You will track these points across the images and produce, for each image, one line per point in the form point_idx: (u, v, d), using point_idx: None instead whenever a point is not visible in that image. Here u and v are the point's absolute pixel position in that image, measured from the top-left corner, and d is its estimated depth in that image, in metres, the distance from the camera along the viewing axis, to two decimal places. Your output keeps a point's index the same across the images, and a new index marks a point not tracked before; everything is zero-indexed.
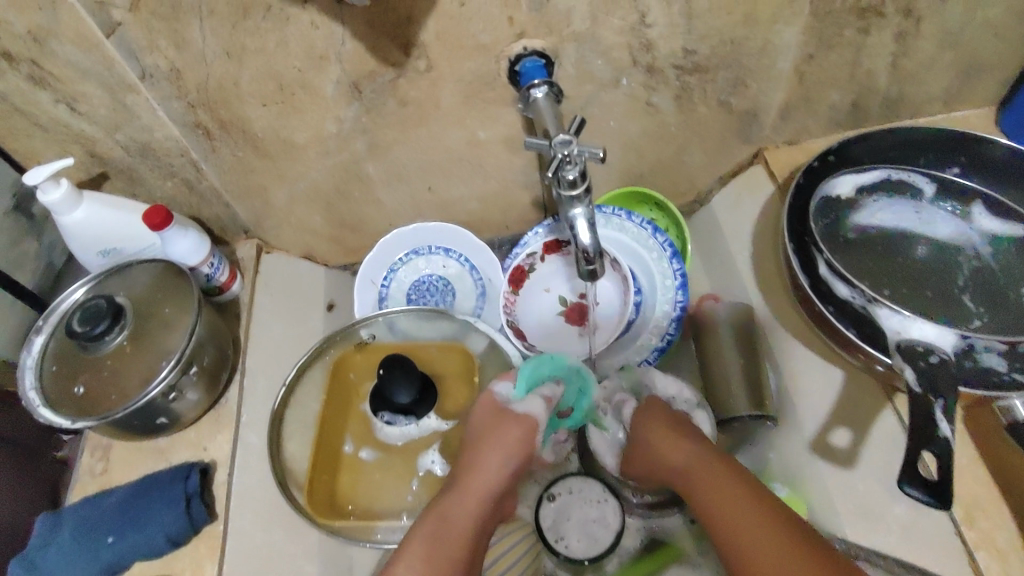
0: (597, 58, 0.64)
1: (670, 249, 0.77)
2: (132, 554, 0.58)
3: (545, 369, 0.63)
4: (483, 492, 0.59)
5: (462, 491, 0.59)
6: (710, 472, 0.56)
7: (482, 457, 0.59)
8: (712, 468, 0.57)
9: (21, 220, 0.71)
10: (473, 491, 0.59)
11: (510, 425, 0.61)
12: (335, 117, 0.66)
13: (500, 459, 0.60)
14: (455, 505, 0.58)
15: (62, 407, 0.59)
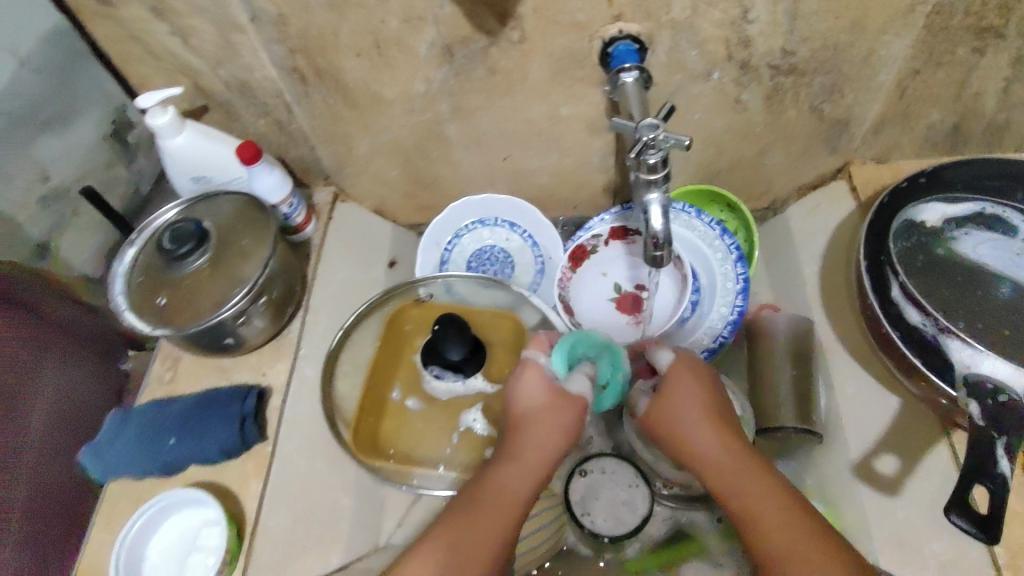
0: (692, 49, 0.64)
1: (736, 252, 0.76)
2: (187, 458, 0.62)
3: (580, 347, 0.60)
4: (536, 464, 0.57)
5: (511, 465, 0.56)
6: (737, 469, 0.54)
7: (533, 428, 0.57)
8: (738, 462, 0.54)
9: None
10: (529, 460, 0.56)
11: (563, 403, 0.57)
12: (425, 77, 0.68)
13: (549, 439, 0.56)
14: (499, 482, 0.55)
15: (144, 315, 0.64)
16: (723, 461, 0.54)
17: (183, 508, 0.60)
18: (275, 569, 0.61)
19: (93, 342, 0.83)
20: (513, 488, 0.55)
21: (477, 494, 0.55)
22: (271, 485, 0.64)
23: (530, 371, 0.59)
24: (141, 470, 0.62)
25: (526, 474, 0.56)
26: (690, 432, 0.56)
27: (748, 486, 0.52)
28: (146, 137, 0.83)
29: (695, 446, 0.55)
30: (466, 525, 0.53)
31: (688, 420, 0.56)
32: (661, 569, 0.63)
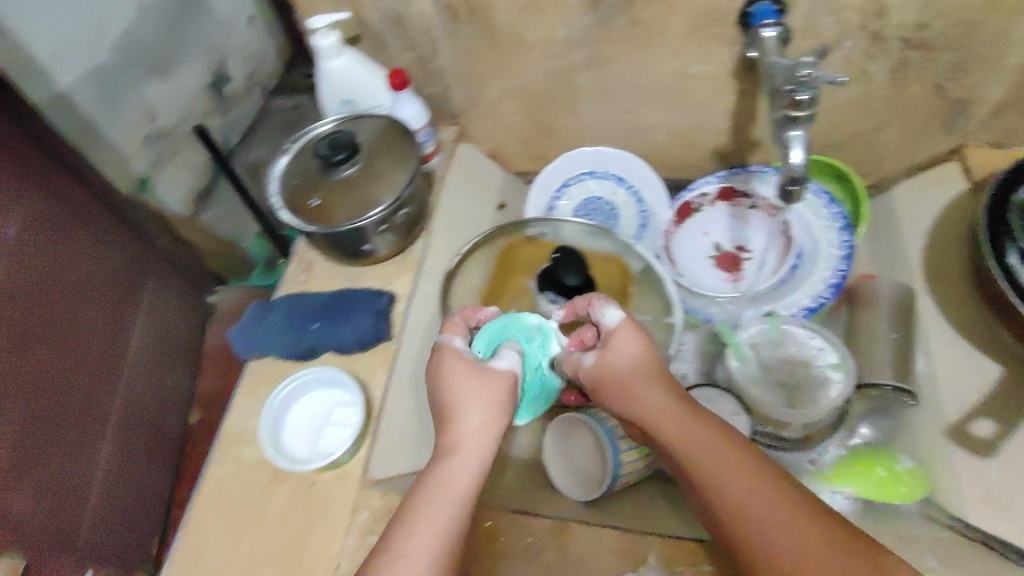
0: (827, 16, 0.67)
1: (842, 221, 0.79)
2: (326, 343, 0.69)
3: (511, 330, 0.67)
4: (483, 451, 0.55)
5: (451, 429, 0.55)
6: (699, 437, 0.52)
7: (476, 407, 0.56)
8: (692, 418, 0.54)
9: None
10: (475, 450, 0.54)
11: (491, 377, 0.58)
12: (568, 24, 0.73)
13: (486, 410, 0.56)
14: (459, 450, 0.54)
15: (298, 213, 0.71)
16: (667, 417, 0.55)
17: (317, 386, 0.67)
18: (392, 455, 0.65)
19: (195, 280, 1.33)
20: (458, 461, 0.53)
21: (434, 478, 0.52)
22: (394, 379, 0.68)
23: (452, 358, 0.59)
24: (284, 350, 0.69)
25: (472, 466, 0.53)
26: (631, 388, 0.58)
27: (710, 452, 0.51)
28: (240, 89, 1.15)
29: (641, 398, 0.57)
30: (414, 523, 0.49)
31: (636, 379, 0.58)
32: None
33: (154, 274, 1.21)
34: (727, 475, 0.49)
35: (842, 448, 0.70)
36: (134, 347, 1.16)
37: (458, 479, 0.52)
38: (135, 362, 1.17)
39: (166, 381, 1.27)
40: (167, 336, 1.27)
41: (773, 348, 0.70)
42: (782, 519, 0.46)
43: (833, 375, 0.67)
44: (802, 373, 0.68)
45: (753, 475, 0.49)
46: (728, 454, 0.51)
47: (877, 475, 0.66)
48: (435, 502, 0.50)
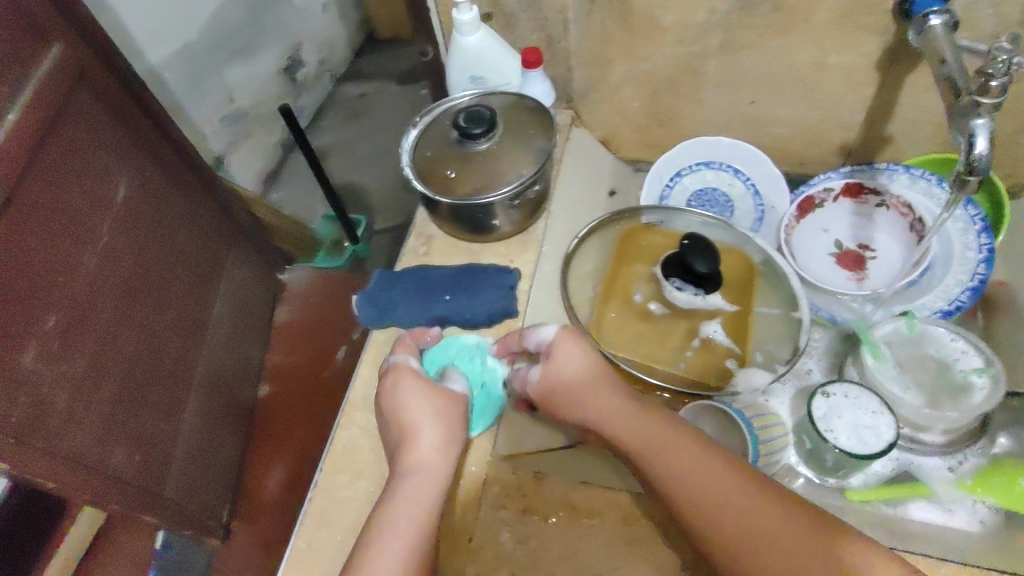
0: (988, 10, 0.66)
1: (982, 223, 0.75)
2: (456, 315, 0.69)
3: (450, 350, 0.67)
4: (444, 465, 0.56)
5: (410, 443, 0.56)
6: (650, 438, 0.56)
7: (430, 426, 0.56)
8: (656, 426, 0.56)
9: None
10: (434, 468, 0.55)
11: (446, 396, 0.59)
12: (709, 8, 0.72)
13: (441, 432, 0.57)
14: (419, 459, 0.55)
15: (432, 184, 0.71)
16: (642, 438, 0.56)
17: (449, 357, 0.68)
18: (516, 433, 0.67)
19: (267, 259, 1.40)
20: (420, 467, 0.55)
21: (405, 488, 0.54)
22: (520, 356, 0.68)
23: (405, 376, 0.60)
24: (414, 320, 0.69)
25: (431, 481, 0.54)
26: (586, 397, 0.60)
27: (683, 459, 0.54)
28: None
29: (596, 403, 0.60)
30: (392, 530, 0.51)
31: (599, 398, 0.60)
32: (886, 502, 0.63)
33: (231, 248, 1.27)
34: (703, 476, 0.52)
35: (980, 456, 0.65)
36: (219, 312, 1.20)
37: (429, 486, 0.54)
38: (221, 325, 1.20)
39: (251, 348, 1.29)
40: (249, 308, 1.30)
41: (910, 349, 0.68)
42: (763, 517, 0.49)
43: (975, 379, 0.65)
44: (942, 375, 0.66)
45: (734, 479, 0.52)
46: (697, 451, 0.54)
47: (1017, 488, 0.62)
48: (402, 512, 0.52)
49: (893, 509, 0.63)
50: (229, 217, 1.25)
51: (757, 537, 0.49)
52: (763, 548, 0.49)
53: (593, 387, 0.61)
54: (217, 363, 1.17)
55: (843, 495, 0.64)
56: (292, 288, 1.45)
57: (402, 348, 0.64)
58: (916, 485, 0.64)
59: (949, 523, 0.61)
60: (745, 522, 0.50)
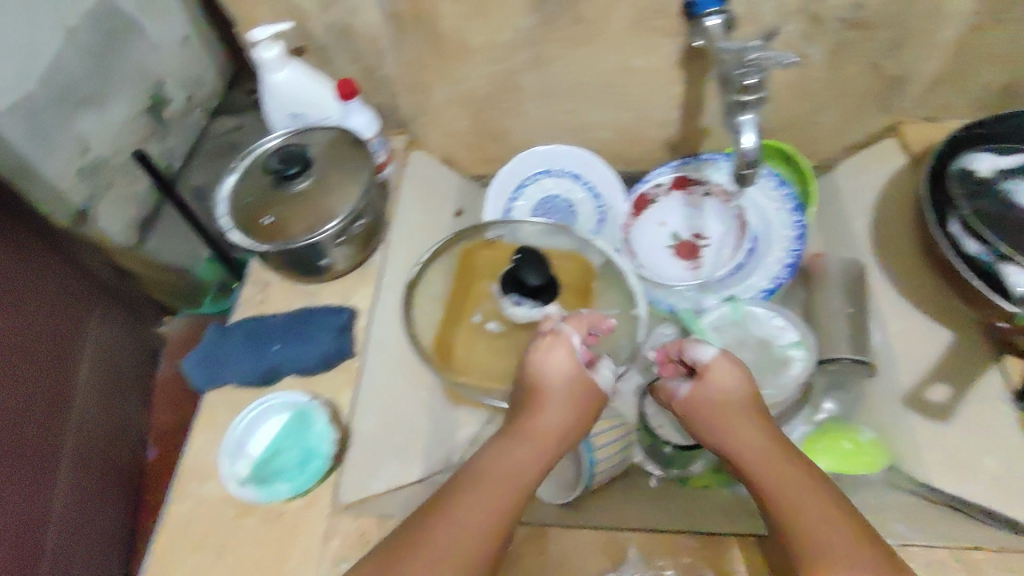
0: (769, 2, 0.68)
1: (793, 202, 0.80)
2: (289, 364, 0.67)
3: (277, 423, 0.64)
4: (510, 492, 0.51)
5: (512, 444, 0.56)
6: (783, 470, 0.51)
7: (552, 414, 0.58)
8: (738, 423, 0.56)
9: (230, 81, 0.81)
10: (490, 491, 0.51)
11: (577, 402, 0.59)
12: (512, 26, 0.73)
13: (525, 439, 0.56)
14: (491, 465, 0.53)
15: (251, 232, 0.68)
16: (766, 458, 0.52)
17: (280, 410, 0.65)
18: (361, 476, 0.63)
19: (136, 311, 1.18)
20: (493, 467, 0.53)
21: (482, 482, 0.52)
22: (361, 397, 0.68)
23: (562, 344, 0.62)
24: (245, 374, 0.67)
25: (497, 495, 0.51)
26: (730, 431, 0.56)
27: (752, 451, 0.53)
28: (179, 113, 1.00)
29: (723, 413, 0.57)
30: (420, 543, 0.47)
31: (701, 396, 0.59)
32: (723, 485, 0.66)
33: (95, 306, 1.07)
34: (761, 464, 0.52)
35: (808, 423, 0.70)
36: (86, 378, 1.05)
37: (496, 485, 0.51)
38: (90, 392, 1.06)
39: (124, 406, 1.18)
40: (119, 365, 1.16)
41: (736, 331, 0.73)
42: (811, 508, 0.47)
43: (793, 353, 0.70)
44: (764, 354, 0.70)
45: (792, 473, 0.50)
46: (761, 440, 0.54)
47: (842, 448, 0.66)
48: (454, 512, 0.49)
49: (730, 490, 0.65)
50: (90, 275, 1.05)
51: (793, 526, 0.47)
52: (788, 528, 0.47)
53: (750, 419, 0.56)
54: (85, 430, 1.05)
55: (686, 483, 0.68)
56: (172, 339, 1.27)
57: (546, 326, 0.64)
58: None
59: None
60: (821, 514, 0.47)
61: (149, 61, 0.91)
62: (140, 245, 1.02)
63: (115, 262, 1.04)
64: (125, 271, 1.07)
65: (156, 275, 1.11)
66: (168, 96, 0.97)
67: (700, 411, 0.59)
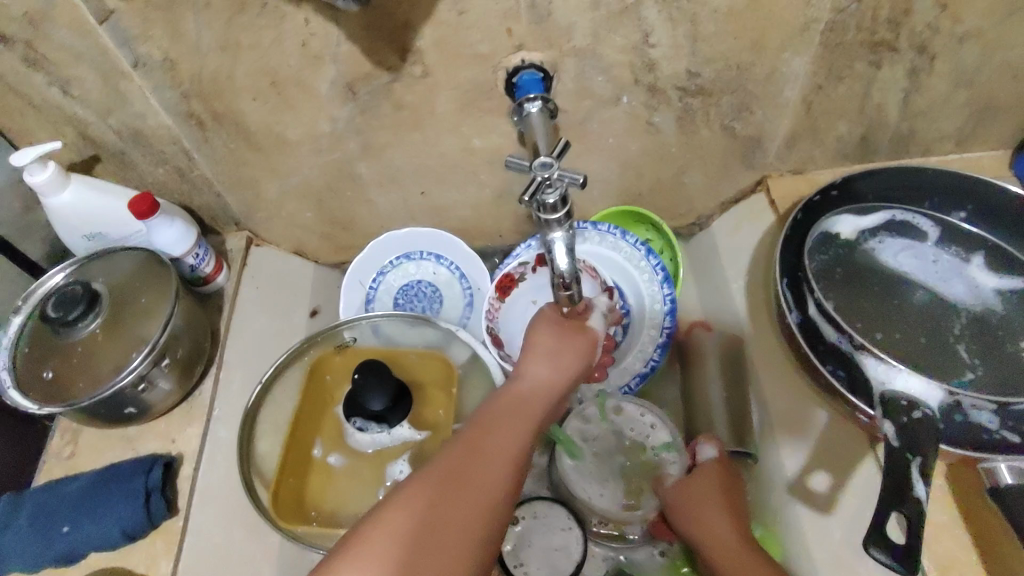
0: (598, 75, 0.63)
1: (662, 272, 0.75)
2: (86, 545, 0.57)
3: None
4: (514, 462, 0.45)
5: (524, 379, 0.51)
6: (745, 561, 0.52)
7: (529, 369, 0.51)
8: (718, 511, 0.56)
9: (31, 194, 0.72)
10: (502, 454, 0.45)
11: (575, 352, 0.53)
12: (328, 116, 0.66)
13: (550, 375, 0.51)
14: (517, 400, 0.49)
15: (31, 390, 0.59)
16: (730, 546, 0.54)
17: None
18: None
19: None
20: (520, 402, 0.49)
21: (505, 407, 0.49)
22: (184, 563, 0.60)
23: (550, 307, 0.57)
24: (35, 561, 0.57)
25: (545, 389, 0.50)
26: (704, 519, 0.56)
27: (710, 520, 0.56)
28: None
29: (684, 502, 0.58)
30: (456, 494, 0.42)
31: (701, 487, 0.59)
32: None
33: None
34: (721, 541, 0.54)
35: None
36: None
37: (525, 417, 0.48)
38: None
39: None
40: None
41: (603, 433, 0.66)
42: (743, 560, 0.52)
43: (666, 456, 0.63)
44: (634, 458, 0.64)
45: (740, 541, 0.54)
46: (728, 523, 0.55)
47: None
48: (479, 450, 0.45)
49: None
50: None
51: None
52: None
53: (718, 507, 0.57)
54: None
55: None
56: None
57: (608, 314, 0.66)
58: None
59: None
60: None
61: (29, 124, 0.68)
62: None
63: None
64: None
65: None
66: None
67: (676, 492, 0.59)
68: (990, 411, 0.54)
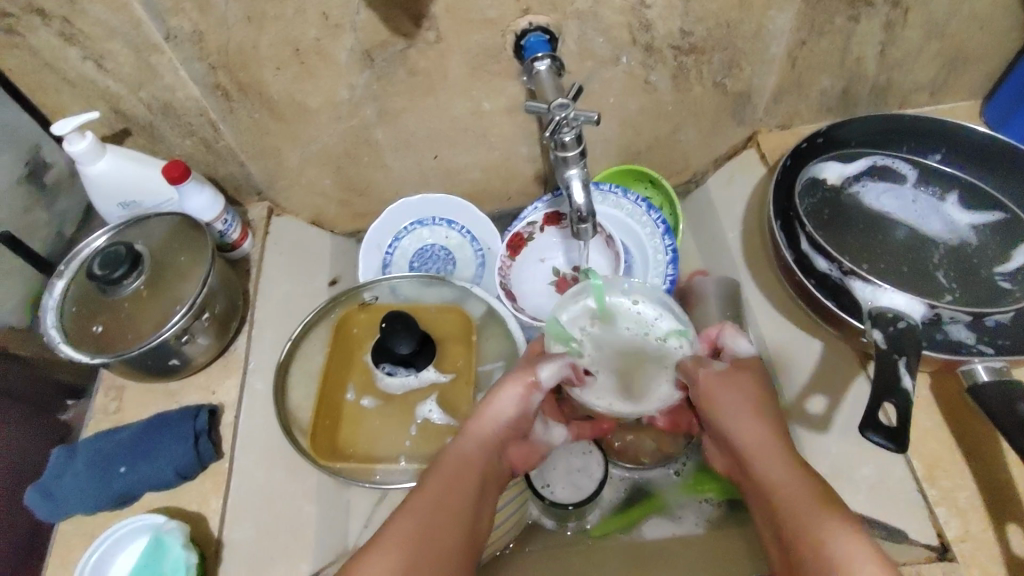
0: (598, 36, 0.68)
1: (663, 225, 0.80)
2: (141, 485, 0.62)
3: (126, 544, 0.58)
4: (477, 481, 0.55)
5: (466, 437, 0.57)
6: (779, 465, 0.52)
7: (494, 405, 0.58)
8: (749, 410, 0.56)
9: (37, 184, 0.79)
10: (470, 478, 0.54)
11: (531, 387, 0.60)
12: (347, 84, 0.70)
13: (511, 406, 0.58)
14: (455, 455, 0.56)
15: (82, 343, 0.63)
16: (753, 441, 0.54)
17: (137, 535, 0.59)
18: None
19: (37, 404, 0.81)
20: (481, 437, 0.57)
21: (444, 461, 0.55)
22: (232, 498, 0.65)
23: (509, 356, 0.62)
24: (94, 503, 0.61)
25: (481, 441, 0.57)
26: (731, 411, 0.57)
27: (746, 420, 0.56)
28: (65, 175, 0.82)
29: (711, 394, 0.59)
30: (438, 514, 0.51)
31: (737, 384, 0.58)
32: (623, 531, 0.66)
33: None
34: (764, 444, 0.54)
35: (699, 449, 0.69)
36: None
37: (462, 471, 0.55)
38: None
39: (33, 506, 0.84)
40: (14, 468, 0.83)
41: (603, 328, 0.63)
42: (782, 458, 0.52)
43: (675, 343, 0.63)
44: (641, 351, 0.62)
45: (772, 444, 0.54)
46: (762, 426, 0.55)
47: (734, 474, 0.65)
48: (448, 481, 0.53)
49: (629, 535, 0.66)
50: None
51: (784, 508, 0.49)
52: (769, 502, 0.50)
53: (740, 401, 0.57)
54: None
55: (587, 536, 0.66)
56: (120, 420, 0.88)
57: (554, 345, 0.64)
58: (649, 501, 0.67)
59: (677, 534, 0.65)
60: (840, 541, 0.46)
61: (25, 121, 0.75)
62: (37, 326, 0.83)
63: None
64: (16, 359, 0.80)
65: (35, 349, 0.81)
66: (47, 160, 0.79)
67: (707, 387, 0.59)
68: (966, 326, 0.61)
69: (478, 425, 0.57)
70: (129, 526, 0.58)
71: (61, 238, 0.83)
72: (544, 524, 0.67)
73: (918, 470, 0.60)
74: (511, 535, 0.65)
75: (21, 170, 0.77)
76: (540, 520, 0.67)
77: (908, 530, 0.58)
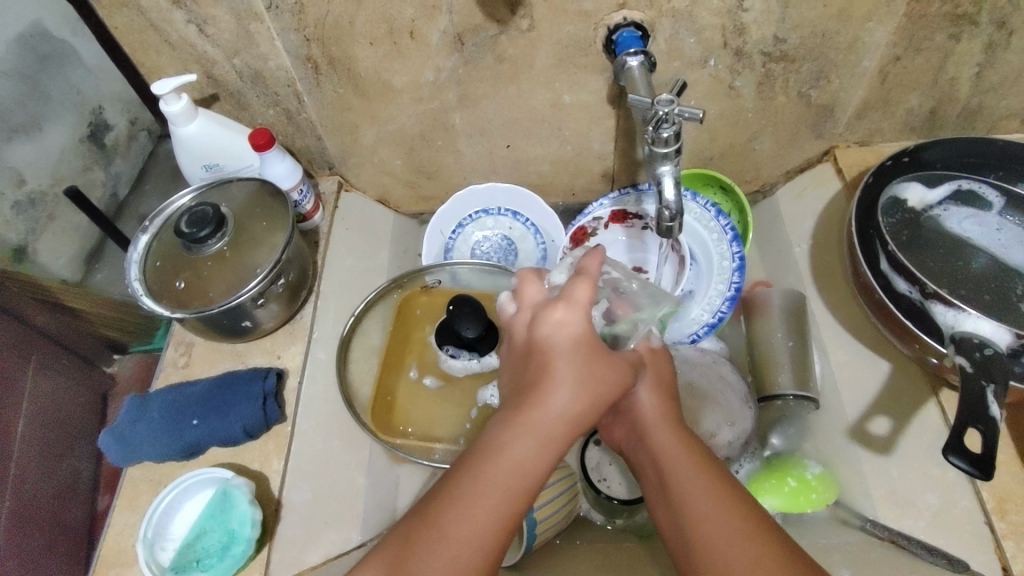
0: (690, 37, 0.67)
1: (731, 232, 0.79)
2: (210, 438, 0.64)
3: (191, 498, 0.61)
4: (511, 482, 0.43)
5: (519, 432, 0.44)
6: (713, 495, 0.45)
7: (556, 385, 0.45)
8: (678, 428, 0.51)
9: (98, 142, 0.85)
10: (501, 476, 0.43)
11: (603, 365, 0.47)
12: (434, 66, 0.70)
13: (578, 393, 0.45)
14: (507, 456, 0.44)
15: (164, 297, 0.65)
16: (678, 456, 0.48)
17: (204, 486, 0.62)
18: (298, 547, 0.62)
19: (82, 355, 0.86)
20: (527, 424, 0.45)
21: (484, 452, 0.44)
22: (292, 462, 0.66)
23: (582, 299, 0.47)
24: (165, 451, 0.64)
25: (542, 443, 0.44)
26: (651, 417, 0.52)
27: (660, 437, 0.50)
28: (123, 138, 0.89)
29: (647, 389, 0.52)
30: (447, 509, 0.42)
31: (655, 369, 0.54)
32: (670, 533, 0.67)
33: (35, 352, 0.79)
34: (683, 465, 0.47)
35: (755, 460, 0.71)
36: (25, 435, 0.75)
37: (511, 481, 0.43)
38: (23, 456, 0.75)
39: (73, 466, 0.81)
40: (66, 422, 0.82)
41: (638, 290, 0.57)
42: (719, 508, 0.44)
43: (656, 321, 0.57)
44: (645, 313, 0.55)
45: (703, 468, 0.47)
46: (676, 434, 0.50)
47: (787, 486, 0.68)
48: (473, 477, 0.43)
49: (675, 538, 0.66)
50: (30, 327, 0.78)
51: (712, 544, 0.43)
52: (688, 533, 0.44)
53: (664, 409, 0.52)
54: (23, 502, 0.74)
55: (632, 534, 0.68)
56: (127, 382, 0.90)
57: (593, 268, 0.50)
58: None
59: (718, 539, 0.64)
60: None
61: (90, 85, 0.82)
62: (87, 280, 0.86)
63: (50, 295, 0.80)
64: (68, 310, 0.82)
65: (89, 303, 0.85)
66: (109, 122, 0.86)
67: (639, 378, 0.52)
68: None
69: (539, 424, 0.45)
70: (196, 479, 0.61)
71: (116, 198, 0.89)
72: (592, 518, 0.71)
73: (988, 502, 0.59)
74: (559, 526, 0.64)
75: (83, 129, 0.83)
76: (589, 514, 0.71)
77: (972, 563, 0.57)
